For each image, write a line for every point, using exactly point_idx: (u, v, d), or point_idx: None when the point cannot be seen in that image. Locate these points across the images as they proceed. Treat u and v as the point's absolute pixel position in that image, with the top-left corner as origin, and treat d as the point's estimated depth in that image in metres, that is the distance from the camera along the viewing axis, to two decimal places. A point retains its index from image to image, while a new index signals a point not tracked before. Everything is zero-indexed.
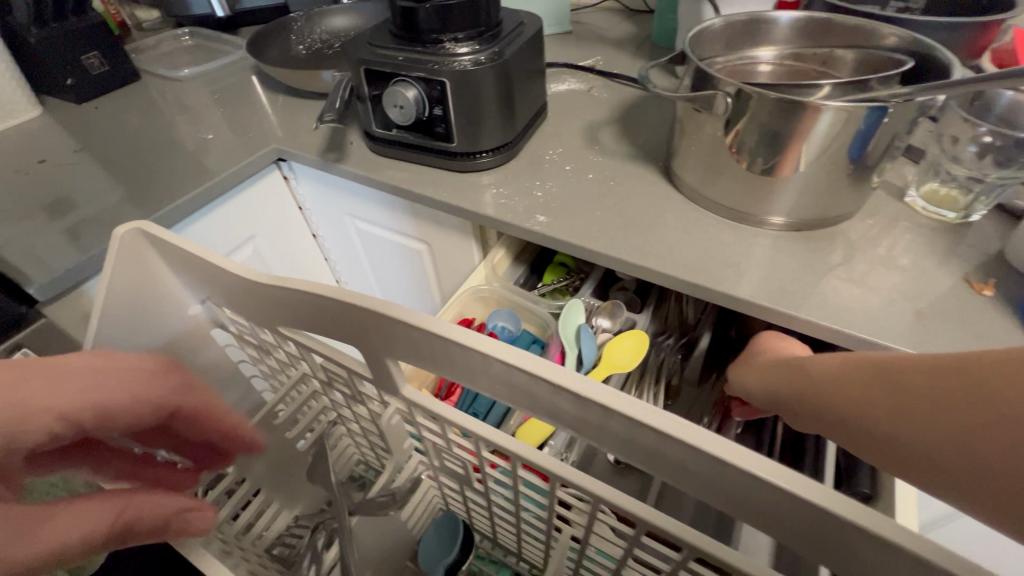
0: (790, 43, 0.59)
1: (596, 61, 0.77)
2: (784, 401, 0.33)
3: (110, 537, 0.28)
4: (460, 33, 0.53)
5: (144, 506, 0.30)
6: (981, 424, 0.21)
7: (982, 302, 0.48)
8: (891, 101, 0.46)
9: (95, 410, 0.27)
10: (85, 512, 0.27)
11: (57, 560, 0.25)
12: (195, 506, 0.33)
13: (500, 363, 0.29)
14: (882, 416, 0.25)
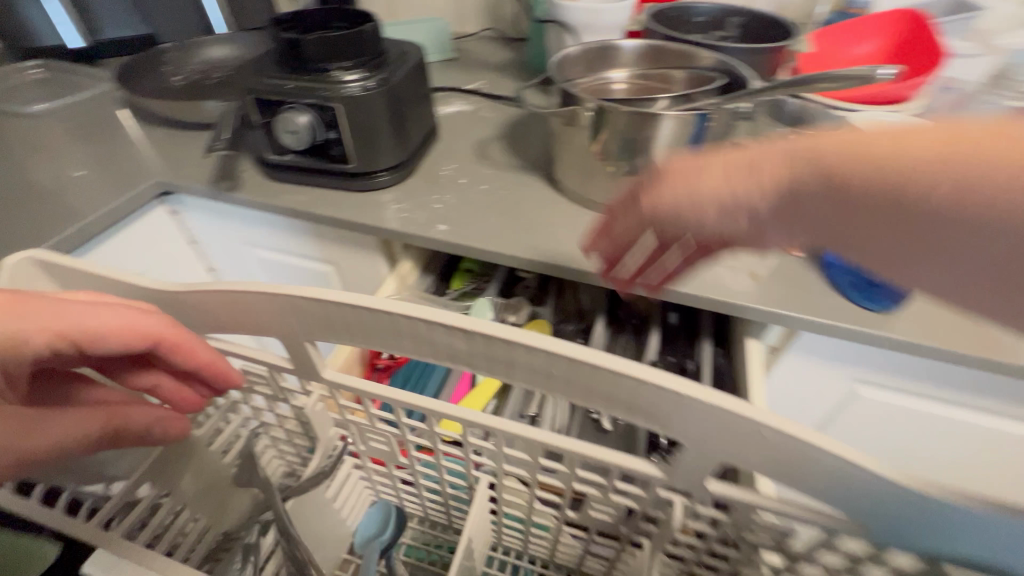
0: (635, 65, 0.69)
1: (481, 88, 0.92)
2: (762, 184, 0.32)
3: (101, 434, 0.36)
4: (348, 62, 0.61)
5: (134, 416, 0.38)
6: (980, 180, 0.23)
7: (798, 263, 0.58)
8: (709, 109, 0.55)
9: (79, 330, 0.33)
10: (81, 418, 0.35)
11: (59, 452, 0.34)
12: (169, 414, 0.42)
13: (390, 343, 0.31)
14: (881, 197, 0.27)
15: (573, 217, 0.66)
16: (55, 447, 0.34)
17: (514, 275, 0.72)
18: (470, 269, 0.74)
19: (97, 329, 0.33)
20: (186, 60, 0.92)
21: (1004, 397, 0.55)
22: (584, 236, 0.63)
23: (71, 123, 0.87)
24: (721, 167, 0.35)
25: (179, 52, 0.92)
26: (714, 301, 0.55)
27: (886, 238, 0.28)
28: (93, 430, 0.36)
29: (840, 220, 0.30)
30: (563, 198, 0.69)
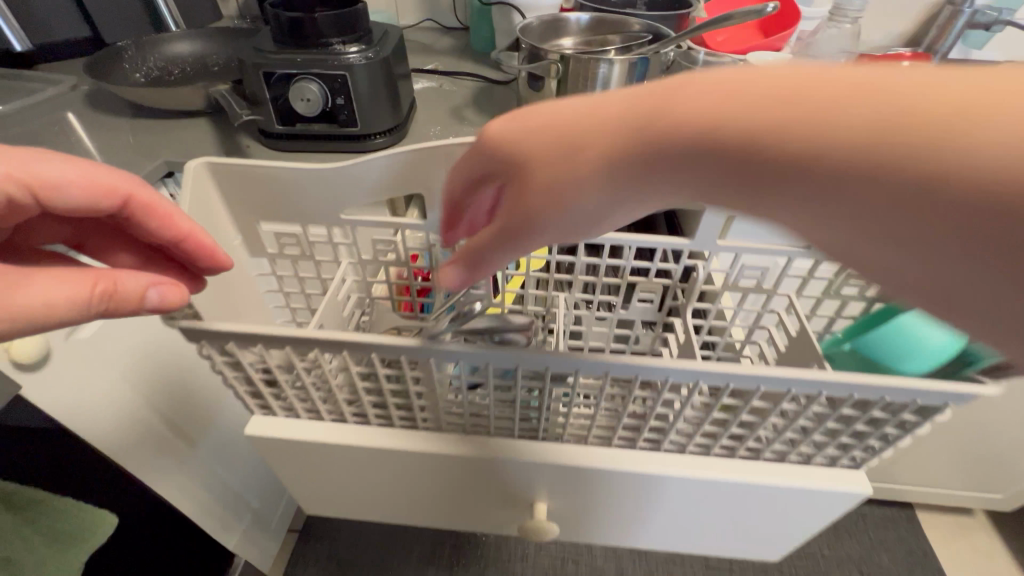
0: (580, 33, 0.84)
1: (439, 67, 1.04)
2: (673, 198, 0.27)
3: (91, 294, 0.38)
4: (346, 37, 0.71)
5: (122, 279, 0.39)
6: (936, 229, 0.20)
7: None
8: (647, 56, 0.72)
9: (39, 180, 0.39)
10: (66, 279, 0.37)
11: (40, 308, 0.37)
12: (165, 281, 0.40)
13: None
14: (913, 185, 0.19)
15: None
16: (44, 306, 0.37)
17: None
18: None
19: (50, 178, 0.39)
20: (142, 57, 0.94)
21: None
22: None
23: (33, 123, 0.86)
24: (548, 160, 0.28)
25: (137, 53, 0.94)
26: None
27: (872, 237, 0.22)
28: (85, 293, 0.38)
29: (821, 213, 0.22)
30: None
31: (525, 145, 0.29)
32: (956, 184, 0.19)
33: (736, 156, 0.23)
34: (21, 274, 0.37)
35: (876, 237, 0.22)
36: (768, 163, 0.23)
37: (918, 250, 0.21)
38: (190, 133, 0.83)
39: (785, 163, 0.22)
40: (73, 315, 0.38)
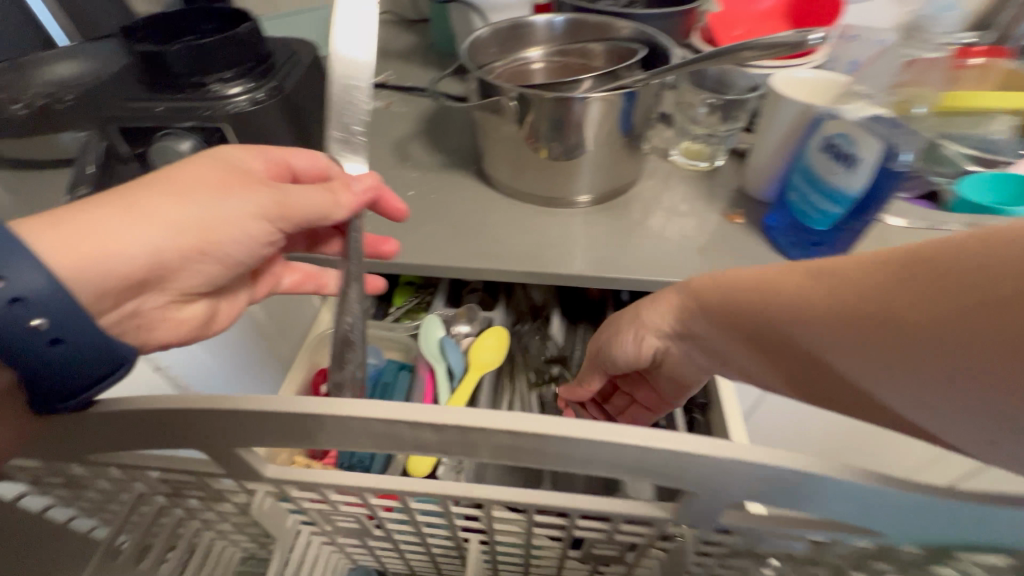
0: (551, 42, 0.65)
1: (386, 78, 0.85)
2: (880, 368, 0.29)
3: (272, 215, 0.39)
4: (227, 72, 0.52)
5: (344, 197, 0.44)
6: (882, 314, 0.28)
7: (739, 230, 0.60)
8: (636, 85, 0.54)
9: (233, 221, 0.37)
10: (308, 216, 0.41)
11: (314, 213, 0.41)
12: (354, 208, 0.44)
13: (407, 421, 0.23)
14: (908, 334, 0.27)
15: (509, 214, 0.64)
16: (318, 213, 0.42)
17: (460, 282, 0.67)
18: (411, 282, 0.67)
19: (272, 209, 0.39)
20: (24, 78, 0.59)
21: None
22: (529, 233, 0.61)
23: None
24: (761, 304, 0.34)
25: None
26: (664, 278, 0.56)
27: (833, 337, 0.30)
28: (270, 225, 0.40)
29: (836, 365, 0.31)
30: (497, 192, 0.66)
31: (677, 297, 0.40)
32: (867, 344, 0.29)
33: (924, 368, 0.27)
34: (278, 200, 0.39)
35: (840, 351, 0.30)
36: (880, 343, 0.28)
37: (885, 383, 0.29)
38: (54, 185, 0.61)
39: (914, 340, 0.27)
40: (319, 222, 0.42)
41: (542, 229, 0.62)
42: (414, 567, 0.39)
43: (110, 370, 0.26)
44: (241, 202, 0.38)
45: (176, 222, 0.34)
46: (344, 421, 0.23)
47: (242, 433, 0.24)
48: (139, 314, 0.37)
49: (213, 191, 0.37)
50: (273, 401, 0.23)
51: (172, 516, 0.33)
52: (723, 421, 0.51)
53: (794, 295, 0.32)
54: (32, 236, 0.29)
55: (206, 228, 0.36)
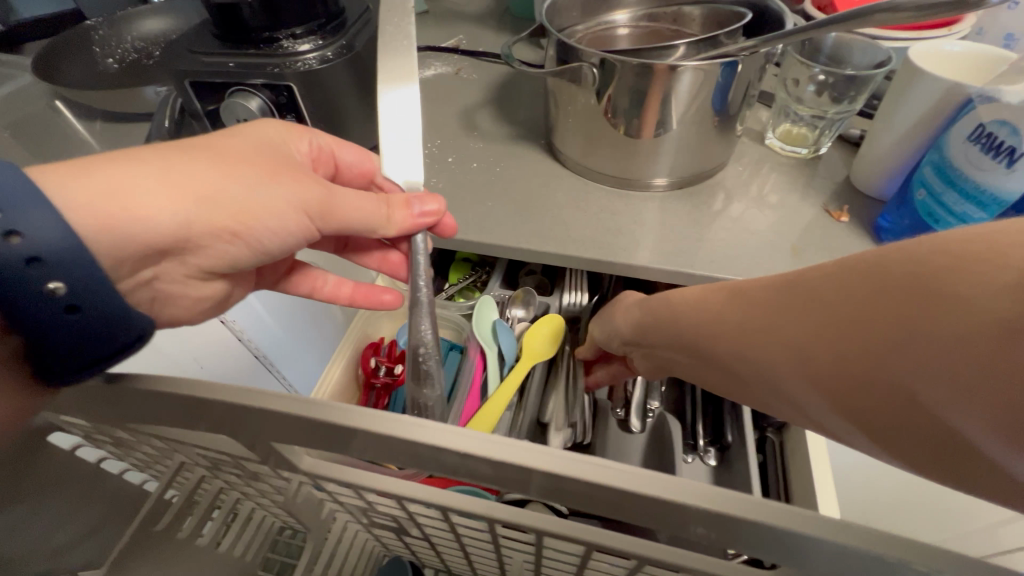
0: (641, 4, 0.58)
1: (459, 42, 0.82)
2: (837, 378, 0.26)
3: (312, 210, 0.38)
4: (297, 28, 0.51)
5: (396, 213, 0.42)
6: (828, 316, 0.26)
7: (842, 230, 0.52)
8: (739, 55, 0.47)
9: (268, 209, 0.36)
10: (350, 222, 0.40)
11: (357, 220, 0.40)
12: (408, 225, 0.43)
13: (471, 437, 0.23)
14: (855, 331, 0.25)
15: (577, 194, 0.59)
16: (360, 222, 0.41)
17: (518, 262, 0.64)
18: (467, 259, 0.65)
19: (312, 205, 0.38)
20: (118, 34, 0.63)
21: None
22: (597, 216, 0.56)
23: None
24: (718, 319, 0.33)
25: (96, 13, 0.68)
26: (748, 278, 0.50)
27: (784, 349, 0.29)
28: (307, 222, 0.39)
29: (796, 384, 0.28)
30: (566, 170, 0.61)
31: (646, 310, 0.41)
32: (818, 353, 0.26)
33: (882, 371, 0.24)
34: (322, 198, 0.38)
35: (791, 365, 0.28)
36: (834, 349, 0.26)
37: (846, 401, 0.26)
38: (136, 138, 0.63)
39: (863, 335, 0.24)
40: (364, 232, 0.42)
41: (611, 214, 0.57)
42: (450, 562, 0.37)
43: (128, 339, 0.28)
44: (283, 190, 0.37)
45: (213, 195, 0.34)
46: (397, 437, 0.23)
47: (292, 435, 0.24)
48: (159, 284, 0.36)
49: (256, 171, 0.36)
50: (338, 410, 0.24)
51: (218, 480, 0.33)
52: (803, 445, 0.45)
53: (743, 311, 0.31)
54: (56, 184, 0.28)
55: (242, 209, 0.35)
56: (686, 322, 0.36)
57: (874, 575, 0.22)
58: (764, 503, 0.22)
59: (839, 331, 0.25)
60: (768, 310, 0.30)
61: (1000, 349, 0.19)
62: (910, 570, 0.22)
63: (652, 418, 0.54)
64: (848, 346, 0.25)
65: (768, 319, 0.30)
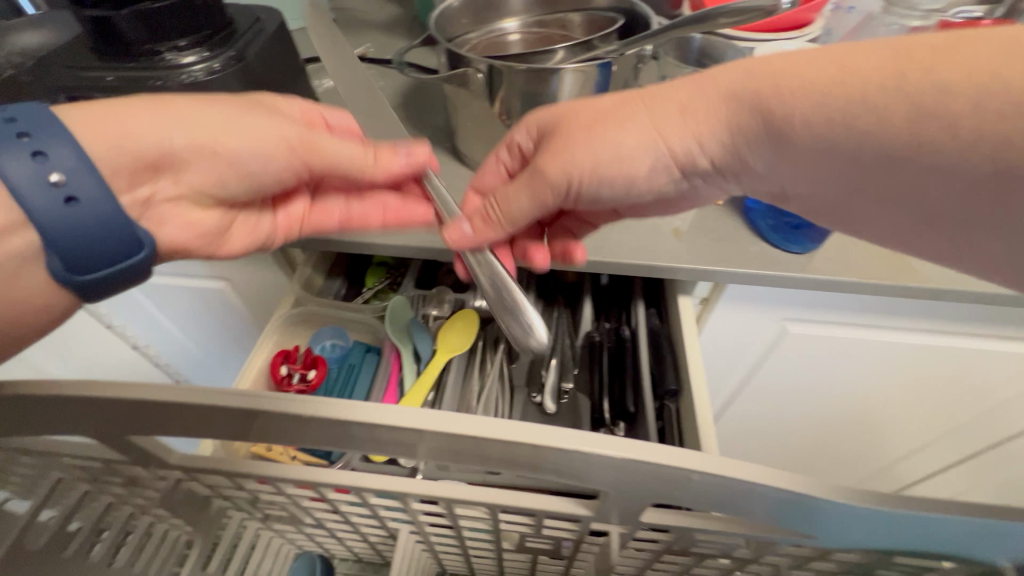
0: (529, 12, 0.62)
1: (366, 50, 0.82)
2: (809, 176, 0.35)
3: (296, 145, 0.42)
4: (181, 41, 0.50)
5: (384, 153, 0.45)
6: (858, 117, 0.29)
7: (717, 211, 0.58)
8: (610, 56, 0.51)
9: (248, 140, 0.40)
10: (338, 160, 0.43)
11: (345, 158, 0.43)
12: (406, 150, 0.45)
13: (342, 417, 0.25)
14: (870, 134, 0.29)
15: None
16: (345, 156, 0.43)
17: (434, 262, 0.66)
18: (383, 262, 0.66)
19: (296, 139, 0.42)
20: None
21: (916, 315, 0.58)
22: None
23: None
24: (700, 116, 0.36)
25: None
26: (639, 261, 0.54)
27: (803, 138, 0.32)
28: (294, 153, 0.42)
29: (778, 156, 0.35)
30: (471, 170, 0.64)
31: (583, 140, 0.38)
32: (827, 133, 0.31)
33: (859, 163, 0.31)
34: (307, 136, 0.42)
35: (774, 142, 0.34)
36: (864, 150, 0.30)
37: (806, 171, 0.34)
38: None
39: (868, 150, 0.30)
40: (350, 175, 0.45)
41: None
42: (366, 540, 0.40)
43: (129, 251, 0.34)
44: (267, 127, 0.41)
45: (193, 127, 0.38)
46: (315, 416, 0.25)
47: (215, 426, 0.26)
48: (153, 205, 0.40)
49: (240, 113, 0.41)
50: (270, 400, 0.25)
51: (103, 497, 0.35)
52: (692, 407, 0.51)
53: (804, 85, 0.31)
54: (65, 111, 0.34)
55: (222, 136, 0.39)
56: (669, 114, 0.37)
57: (704, 496, 0.27)
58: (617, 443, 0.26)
59: (869, 140, 0.30)
60: (850, 104, 0.29)
61: (998, 188, 0.27)
62: (729, 484, 0.26)
63: (565, 399, 0.57)
64: (858, 142, 0.30)
65: (806, 107, 0.31)
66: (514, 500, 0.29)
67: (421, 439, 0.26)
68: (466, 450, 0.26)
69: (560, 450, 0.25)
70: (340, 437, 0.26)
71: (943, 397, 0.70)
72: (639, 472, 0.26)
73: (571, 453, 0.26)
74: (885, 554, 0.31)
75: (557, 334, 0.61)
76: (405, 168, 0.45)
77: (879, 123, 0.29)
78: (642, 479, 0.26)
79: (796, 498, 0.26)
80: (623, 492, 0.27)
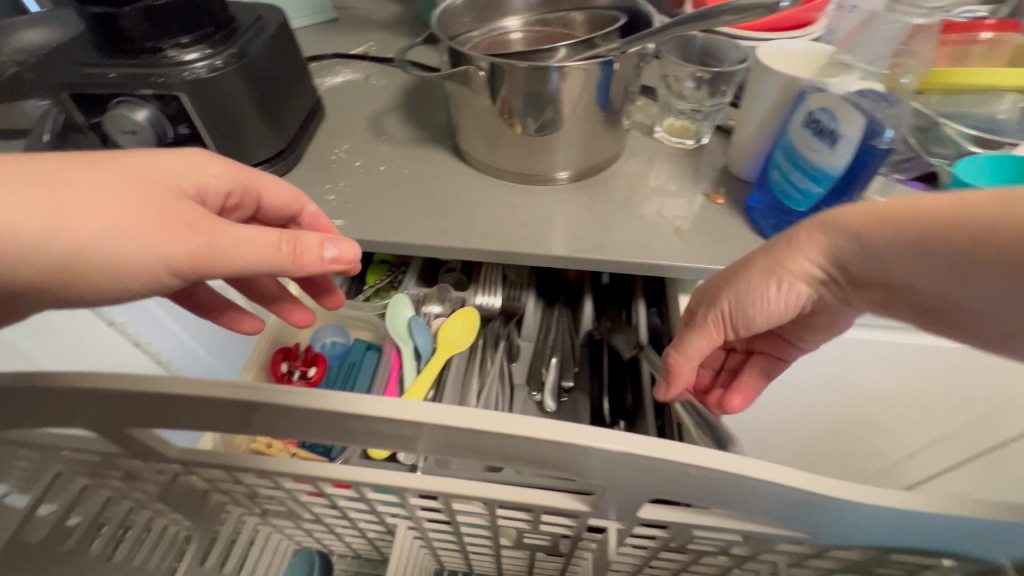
0: (531, 11, 0.62)
1: (368, 49, 0.83)
2: (942, 291, 0.31)
3: (181, 239, 0.31)
4: (183, 37, 0.50)
5: (300, 240, 0.35)
6: (933, 249, 0.30)
7: (719, 211, 0.58)
8: (612, 55, 0.51)
9: (109, 223, 0.30)
10: (242, 251, 0.33)
11: (252, 256, 0.33)
12: (334, 238, 0.36)
13: (341, 414, 0.25)
14: (947, 259, 0.30)
15: (484, 191, 0.62)
16: (245, 259, 0.33)
17: (435, 260, 0.66)
18: (384, 261, 0.66)
19: (187, 235, 0.32)
20: None
21: None
22: (502, 211, 0.59)
23: None
24: (837, 245, 0.35)
25: None
26: (641, 260, 0.54)
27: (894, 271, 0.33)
28: (176, 232, 0.32)
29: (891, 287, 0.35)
30: (472, 169, 0.64)
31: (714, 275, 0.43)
32: (914, 262, 0.31)
33: (955, 282, 0.30)
34: (203, 228, 0.32)
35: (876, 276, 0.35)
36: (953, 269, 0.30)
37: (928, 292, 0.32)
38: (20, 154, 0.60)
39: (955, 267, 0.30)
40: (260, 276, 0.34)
41: (516, 208, 0.60)
42: (365, 537, 0.40)
43: None
44: (146, 205, 0.31)
45: (47, 202, 0.29)
46: (309, 412, 0.25)
47: (208, 419, 0.26)
48: None
49: (112, 181, 0.31)
50: (261, 397, 0.25)
51: (102, 491, 0.35)
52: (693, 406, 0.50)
53: (875, 228, 0.33)
54: None
55: (77, 218, 0.29)
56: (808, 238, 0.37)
57: (705, 494, 0.27)
58: (620, 440, 0.26)
59: (942, 263, 0.30)
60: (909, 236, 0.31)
61: None
62: (730, 483, 0.26)
63: (565, 398, 0.57)
64: (937, 268, 0.31)
65: (889, 242, 0.32)
66: (513, 496, 0.29)
67: (419, 436, 0.26)
68: (466, 447, 0.26)
69: (560, 447, 0.25)
70: (340, 432, 0.26)
71: (947, 399, 0.69)
72: (640, 469, 0.26)
73: (571, 452, 0.26)
74: (887, 553, 0.31)
75: (558, 333, 0.61)
76: (314, 250, 0.35)
77: (945, 252, 0.30)
78: (643, 476, 0.26)
79: (795, 496, 0.26)
80: (623, 489, 0.27)
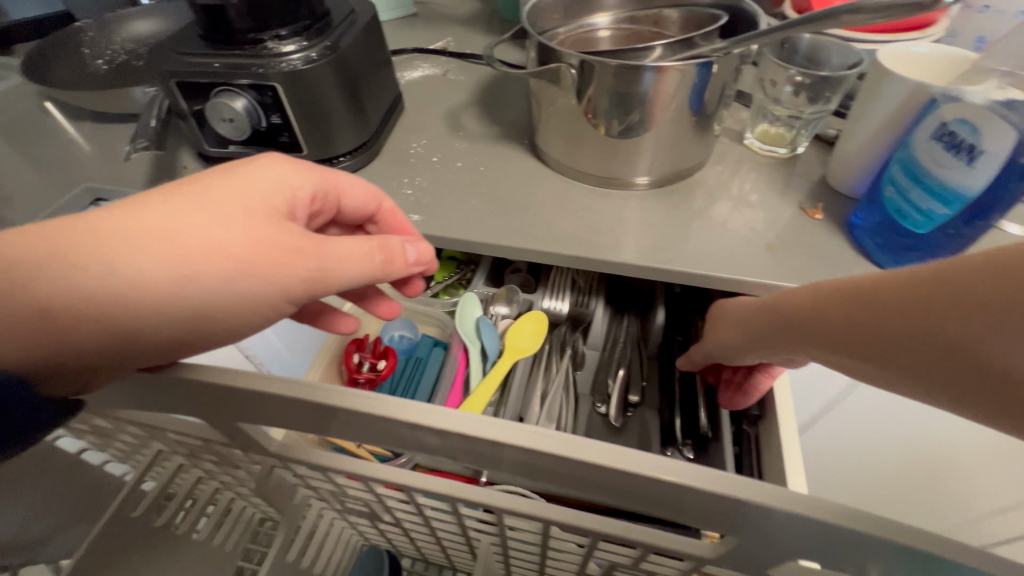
0: (622, 7, 0.59)
1: (446, 44, 0.83)
2: (935, 342, 0.28)
3: (286, 265, 0.31)
4: (283, 30, 0.51)
5: (391, 243, 0.36)
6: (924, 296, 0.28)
7: (817, 226, 0.53)
8: (713, 55, 0.48)
9: (218, 252, 0.30)
10: (346, 265, 0.33)
11: (353, 265, 0.34)
12: (413, 237, 0.38)
13: (436, 422, 0.25)
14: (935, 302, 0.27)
15: (560, 193, 0.60)
16: (349, 268, 0.34)
17: (503, 259, 0.65)
18: (453, 257, 0.66)
19: (288, 259, 0.31)
20: (108, 35, 0.63)
21: None
22: (579, 214, 0.57)
23: None
24: (833, 306, 0.34)
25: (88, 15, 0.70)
26: (726, 275, 0.51)
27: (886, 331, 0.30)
28: (285, 256, 0.31)
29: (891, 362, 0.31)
30: (548, 170, 0.63)
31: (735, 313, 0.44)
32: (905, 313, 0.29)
33: (947, 331, 0.27)
34: (302, 247, 0.32)
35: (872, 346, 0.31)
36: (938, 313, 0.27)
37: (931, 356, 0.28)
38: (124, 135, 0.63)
39: (943, 313, 0.27)
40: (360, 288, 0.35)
41: (593, 212, 0.58)
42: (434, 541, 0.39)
43: None
44: (246, 228, 0.31)
45: (147, 236, 0.28)
46: (405, 418, 0.25)
47: (301, 416, 0.26)
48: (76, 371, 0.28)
49: (208, 211, 0.30)
50: (355, 398, 0.25)
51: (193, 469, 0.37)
52: (776, 436, 0.47)
53: (865, 288, 0.32)
54: None
55: (183, 248, 0.29)
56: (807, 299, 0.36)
57: (825, 547, 0.24)
58: (732, 481, 0.23)
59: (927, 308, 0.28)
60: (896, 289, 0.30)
61: None
62: (858, 539, 0.23)
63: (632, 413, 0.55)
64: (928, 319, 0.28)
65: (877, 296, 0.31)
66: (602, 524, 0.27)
67: (513, 453, 0.25)
68: (562, 469, 0.25)
69: (665, 480, 0.24)
70: (432, 439, 0.25)
71: None
72: (752, 513, 0.24)
73: (677, 485, 0.24)
74: None
75: (627, 345, 0.59)
76: (400, 253, 0.37)
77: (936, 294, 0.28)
78: (754, 521, 0.24)
79: (933, 560, 0.23)
80: (730, 530, 0.25)
